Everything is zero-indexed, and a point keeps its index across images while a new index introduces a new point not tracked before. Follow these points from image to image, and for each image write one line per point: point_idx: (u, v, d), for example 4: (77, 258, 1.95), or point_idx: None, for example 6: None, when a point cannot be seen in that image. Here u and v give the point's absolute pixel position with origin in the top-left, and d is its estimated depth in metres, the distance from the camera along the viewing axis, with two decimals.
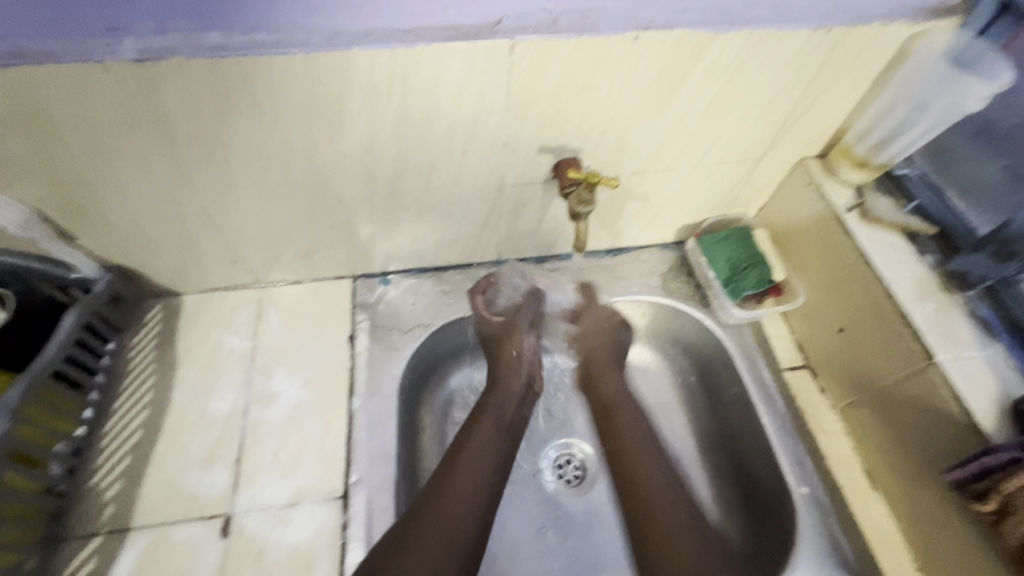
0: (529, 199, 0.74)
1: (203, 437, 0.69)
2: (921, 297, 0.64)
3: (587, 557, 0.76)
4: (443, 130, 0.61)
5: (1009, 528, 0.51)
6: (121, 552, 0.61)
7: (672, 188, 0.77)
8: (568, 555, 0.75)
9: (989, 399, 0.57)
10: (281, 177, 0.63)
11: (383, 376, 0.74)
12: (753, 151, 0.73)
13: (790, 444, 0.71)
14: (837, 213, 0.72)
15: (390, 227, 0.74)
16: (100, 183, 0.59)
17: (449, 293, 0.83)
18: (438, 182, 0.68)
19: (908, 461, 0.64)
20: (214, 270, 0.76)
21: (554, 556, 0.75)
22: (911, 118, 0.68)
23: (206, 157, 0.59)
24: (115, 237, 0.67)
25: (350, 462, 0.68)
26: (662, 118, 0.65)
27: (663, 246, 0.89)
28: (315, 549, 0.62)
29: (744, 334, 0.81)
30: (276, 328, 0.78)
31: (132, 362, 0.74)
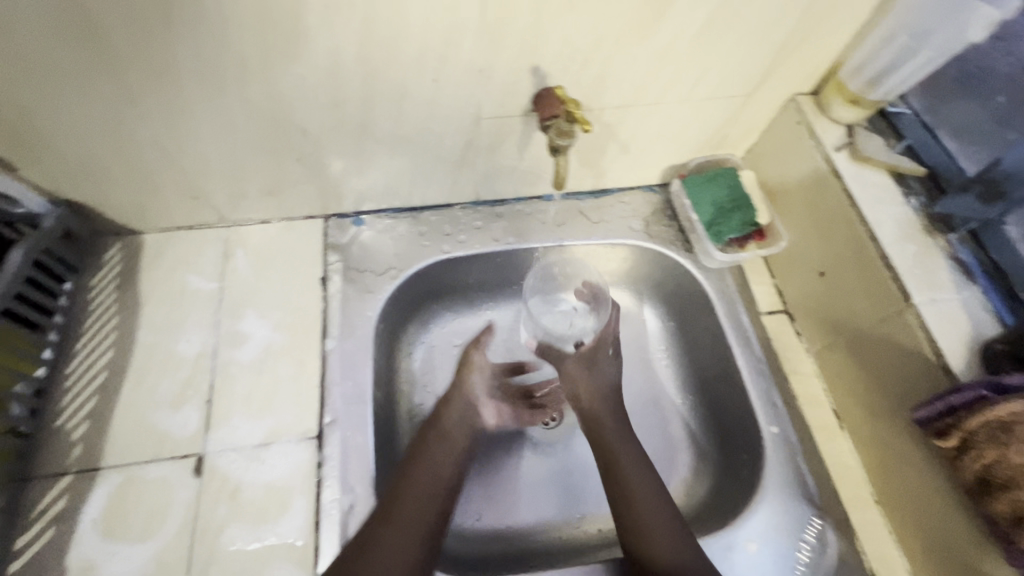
0: (508, 133, 0.70)
1: (172, 378, 0.67)
2: (903, 240, 0.63)
3: (563, 493, 0.77)
4: (413, 53, 0.56)
5: (967, 461, 0.53)
6: (92, 491, 0.61)
7: (659, 124, 0.74)
8: (546, 490, 0.77)
9: (961, 339, 0.57)
10: (239, 103, 0.58)
11: (357, 317, 0.73)
12: (745, 83, 0.70)
13: (762, 384, 0.73)
14: (827, 153, 0.70)
15: (361, 161, 0.70)
16: (33, 105, 0.54)
17: (425, 235, 0.80)
18: (409, 112, 0.64)
19: (876, 401, 0.66)
20: (176, 206, 0.72)
21: (531, 492, 0.77)
22: (910, 49, 0.63)
23: (153, 78, 0.54)
24: (61, 167, 0.62)
25: (324, 403, 0.67)
26: (649, 43, 0.60)
27: (648, 188, 0.86)
28: (291, 486, 0.62)
29: (725, 278, 0.80)
30: (244, 268, 0.75)
31: (92, 303, 0.71)
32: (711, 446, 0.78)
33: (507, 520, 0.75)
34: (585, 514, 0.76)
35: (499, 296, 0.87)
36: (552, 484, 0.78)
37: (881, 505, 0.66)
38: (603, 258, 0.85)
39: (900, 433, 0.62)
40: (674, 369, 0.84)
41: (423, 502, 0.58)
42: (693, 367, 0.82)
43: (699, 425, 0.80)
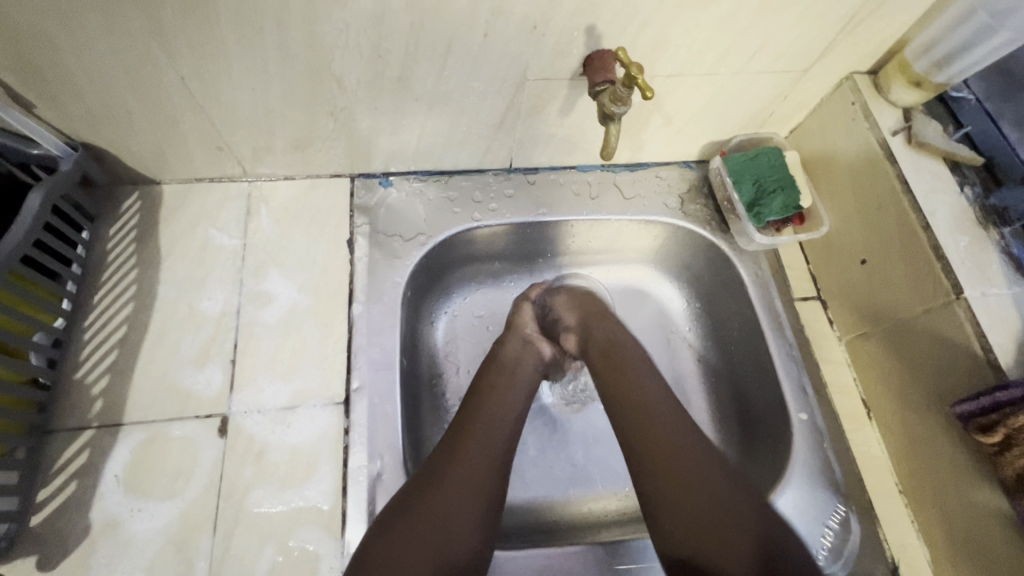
0: (552, 97, 0.66)
1: (194, 335, 0.65)
2: (957, 231, 0.62)
3: (572, 473, 0.77)
4: (466, 3, 0.52)
5: (1009, 458, 0.52)
6: (115, 447, 0.59)
7: (708, 96, 0.70)
8: (554, 469, 0.77)
9: (1011, 335, 0.56)
10: (275, 47, 0.54)
11: (385, 282, 0.71)
12: (804, 58, 0.66)
13: (793, 370, 0.72)
14: (882, 137, 0.67)
15: (396, 119, 0.67)
16: (56, 38, 0.50)
17: (454, 201, 0.77)
18: (453, 69, 0.60)
19: (911, 394, 0.65)
20: (198, 156, 0.68)
21: (540, 470, 0.76)
22: (990, 27, 0.58)
23: (186, 15, 0.50)
24: (81, 109, 0.59)
25: (351, 367, 0.65)
26: (713, 8, 0.57)
27: (685, 164, 0.84)
28: (317, 450, 0.61)
29: (761, 261, 0.78)
30: (267, 226, 0.72)
31: (110, 254, 0.68)
32: (734, 429, 0.78)
33: (527, 493, 0.75)
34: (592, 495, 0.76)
35: (524, 267, 0.85)
36: (561, 463, 0.77)
37: (905, 495, 0.66)
38: (634, 234, 0.83)
39: (935, 427, 0.62)
40: (700, 350, 0.83)
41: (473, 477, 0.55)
42: (720, 350, 0.81)
43: (722, 408, 0.79)
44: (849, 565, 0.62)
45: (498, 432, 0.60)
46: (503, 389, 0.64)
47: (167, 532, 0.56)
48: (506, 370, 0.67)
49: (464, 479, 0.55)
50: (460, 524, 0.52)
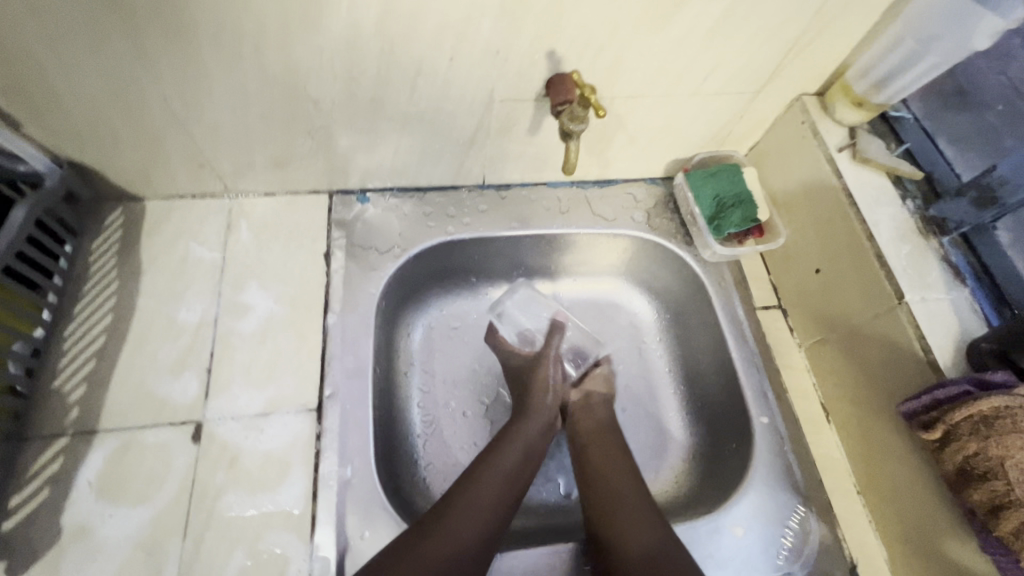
0: (519, 117, 0.70)
1: (172, 344, 0.67)
2: (899, 240, 0.65)
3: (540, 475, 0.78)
4: (432, 30, 0.56)
5: (949, 453, 0.55)
6: (89, 454, 0.60)
7: (667, 117, 0.75)
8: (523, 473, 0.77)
9: (949, 337, 0.59)
10: (254, 71, 0.58)
11: (360, 293, 0.73)
12: (754, 81, 0.71)
13: (755, 376, 0.74)
14: (829, 153, 0.71)
15: (371, 138, 0.70)
16: (45, 61, 0.53)
17: (430, 216, 0.80)
18: (423, 90, 0.64)
19: (865, 396, 0.67)
20: (181, 174, 0.71)
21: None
22: (918, 52, 0.64)
23: (168, 39, 0.53)
24: (67, 127, 0.61)
25: (325, 376, 0.67)
26: (663, 35, 0.61)
27: (651, 180, 0.88)
28: (290, 456, 0.62)
29: (723, 272, 0.81)
30: (247, 239, 0.75)
31: (92, 267, 0.70)
32: (702, 435, 0.80)
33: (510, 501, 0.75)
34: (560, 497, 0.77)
35: (500, 280, 0.88)
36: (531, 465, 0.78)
37: (864, 495, 0.68)
38: (604, 248, 0.86)
39: (887, 426, 0.65)
40: (669, 360, 0.86)
41: (476, 531, 0.58)
42: (688, 358, 0.84)
43: (690, 415, 0.82)
44: (809, 565, 0.64)
45: (508, 484, 0.63)
46: (514, 448, 0.67)
47: (138, 537, 0.57)
48: (520, 443, 0.68)
49: (476, 512, 0.59)
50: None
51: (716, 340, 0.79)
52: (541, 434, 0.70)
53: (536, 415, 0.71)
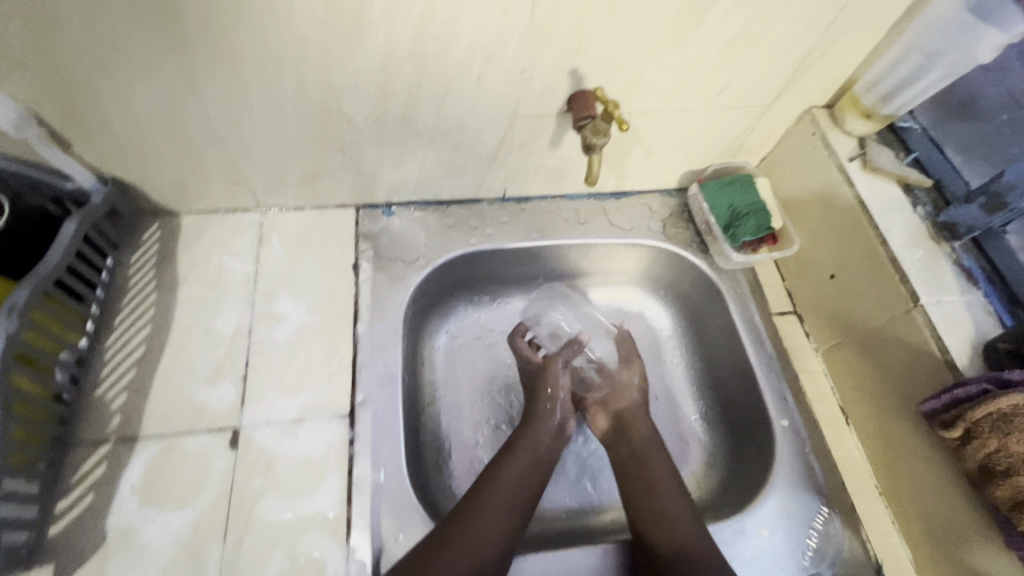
0: (541, 132, 0.73)
1: (209, 354, 0.69)
2: (912, 245, 0.68)
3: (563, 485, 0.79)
4: (462, 51, 0.60)
5: (971, 451, 0.56)
6: (131, 460, 0.62)
7: (682, 130, 0.78)
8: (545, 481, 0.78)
9: (965, 338, 0.61)
10: (294, 92, 0.61)
11: (388, 302, 0.75)
12: (766, 95, 0.74)
13: (774, 380, 0.76)
14: (840, 162, 0.74)
15: (399, 153, 0.73)
16: (100, 84, 0.56)
17: (453, 228, 0.83)
18: (451, 108, 0.67)
19: (885, 398, 0.69)
20: (217, 190, 0.74)
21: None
22: (923, 67, 0.67)
23: (217, 63, 0.56)
24: (114, 146, 0.64)
25: (355, 383, 0.69)
26: (680, 52, 0.64)
27: (666, 192, 0.90)
28: (324, 461, 0.64)
29: (739, 279, 0.83)
30: (278, 252, 0.77)
31: (131, 279, 0.73)
32: (723, 439, 0.81)
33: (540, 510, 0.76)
34: (580, 506, 0.78)
35: (519, 290, 0.90)
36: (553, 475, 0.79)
37: (886, 496, 0.69)
38: (621, 257, 0.88)
39: (907, 427, 0.66)
40: (686, 365, 0.87)
41: (495, 536, 0.60)
42: (706, 364, 0.86)
43: (710, 419, 0.83)
44: (835, 566, 0.65)
45: (523, 494, 0.65)
46: (528, 450, 0.69)
47: (180, 540, 0.59)
48: (530, 450, 0.69)
49: (494, 522, 0.61)
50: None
51: (735, 345, 0.80)
52: (550, 438, 0.71)
53: (542, 420, 0.72)
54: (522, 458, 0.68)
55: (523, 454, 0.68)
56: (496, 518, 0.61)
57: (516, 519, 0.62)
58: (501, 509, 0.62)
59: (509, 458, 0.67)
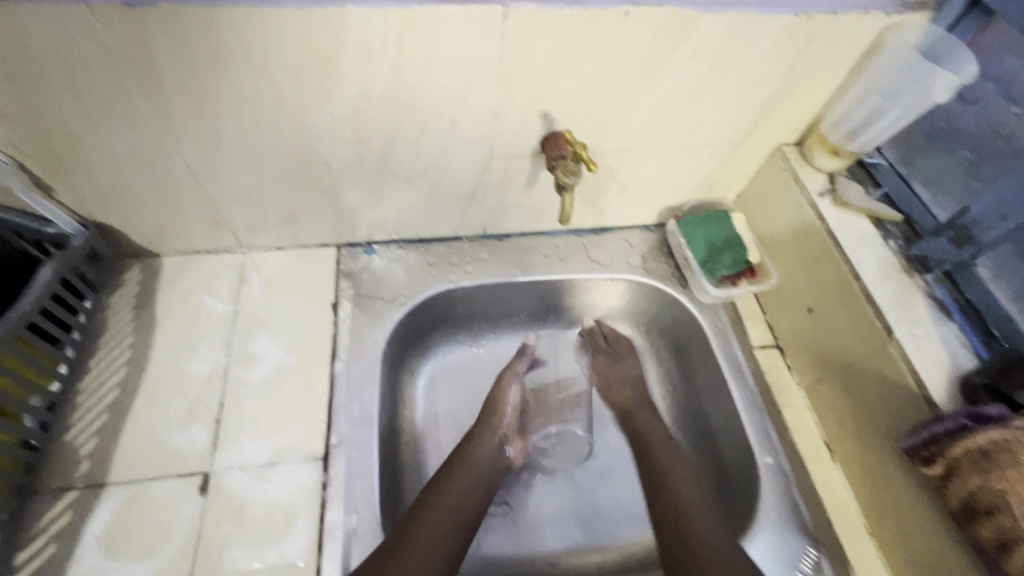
0: (517, 171, 0.75)
1: (183, 396, 0.69)
2: (884, 279, 0.68)
3: (534, 530, 0.77)
4: (434, 98, 0.62)
5: (953, 489, 0.55)
6: (96, 508, 0.61)
7: (656, 168, 0.79)
8: (517, 525, 0.77)
9: (941, 372, 0.61)
10: (272, 137, 0.63)
11: (366, 341, 0.75)
12: (735, 134, 0.76)
13: (757, 416, 0.75)
14: (811, 198, 0.75)
15: (378, 194, 0.75)
16: (78, 131, 0.58)
17: (433, 265, 0.84)
18: (426, 150, 0.69)
19: (867, 434, 0.68)
20: (198, 231, 0.75)
21: (500, 521, 0.77)
22: (881, 107, 0.69)
23: (196, 112, 0.58)
24: (96, 191, 0.66)
25: (331, 424, 0.68)
26: (648, 95, 0.66)
27: (645, 227, 0.92)
28: (295, 506, 0.63)
29: (719, 313, 0.84)
30: (258, 292, 0.78)
31: (109, 321, 0.73)
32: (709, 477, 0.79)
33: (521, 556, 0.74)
34: (564, 551, 0.76)
35: (502, 326, 0.90)
36: (522, 521, 0.77)
37: (875, 536, 0.67)
38: (602, 291, 0.89)
39: (890, 464, 0.65)
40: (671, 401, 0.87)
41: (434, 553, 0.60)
42: (691, 399, 0.85)
43: (696, 456, 0.82)
44: None
45: (461, 512, 0.65)
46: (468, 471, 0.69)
47: None
48: (474, 465, 0.71)
49: (435, 540, 0.61)
50: None
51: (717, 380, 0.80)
52: (488, 464, 0.72)
53: (483, 439, 0.73)
54: (463, 477, 0.69)
55: (460, 480, 0.68)
56: (440, 529, 0.62)
57: (457, 538, 0.63)
58: (438, 542, 0.61)
59: (451, 474, 0.68)
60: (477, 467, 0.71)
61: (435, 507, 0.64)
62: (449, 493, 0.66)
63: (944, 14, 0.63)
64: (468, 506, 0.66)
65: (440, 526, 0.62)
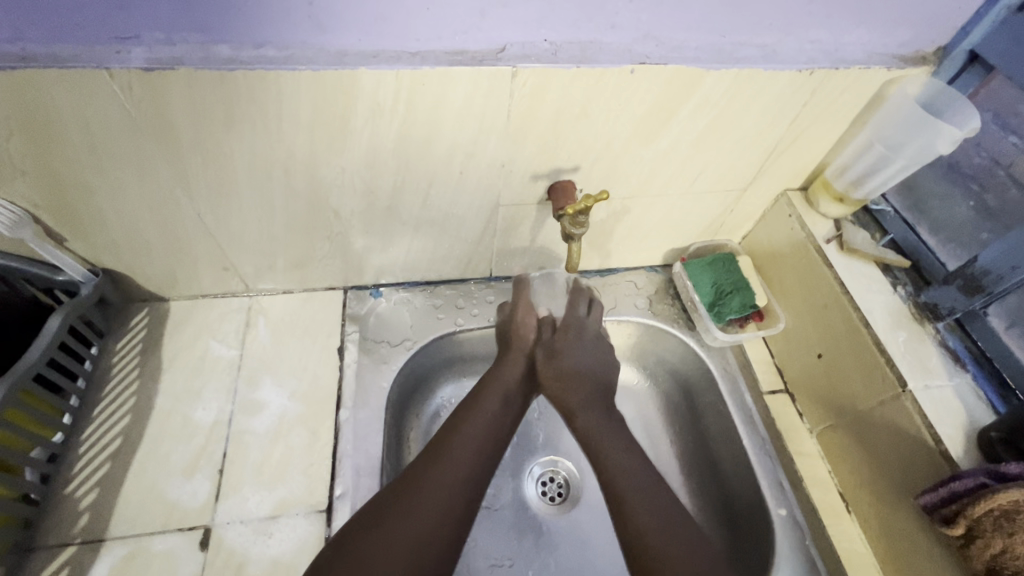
0: (523, 218, 0.75)
1: (186, 445, 0.68)
2: (894, 327, 0.68)
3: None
4: (443, 151, 0.63)
5: (976, 551, 0.53)
6: (94, 564, 0.60)
7: (662, 213, 0.80)
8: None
9: (957, 426, 0.60)
10: (282, 188, 0.64)
11: (371, 387, 0.74)
12: (740, 181, 0.76)
13: (769, 465, 0.74)
14: (816, 243, 0.75)
15: (386, 240, 0.75)
16: (94, 189, 0.59)
17: (440, 308, 0.84)
18: (435, 199, 0.70)
19: (883, 486, 0.66)
20: (206, 276, 0.76)
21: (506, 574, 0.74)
22: (886, 157, 0.70)
23: (208, 166, 0.59)
24: (106, 240, 0.66)
25: (335, 474, 0.67)
26: (654, 146, 0.67)
27: (651, 268, 0.92)
28: (297, 563, 0.61)
29: (727, 356, 0.83)
30: (264, 337, 0.77)
31: (115, 368, 0.73)
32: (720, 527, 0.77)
33: None
34: None
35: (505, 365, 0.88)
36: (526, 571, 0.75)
37: None
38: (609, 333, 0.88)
39: (907, 519, 0.63)
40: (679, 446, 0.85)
41: (464, 462, 0.61)
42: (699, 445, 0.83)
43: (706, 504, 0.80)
44: None
45: (488, 432, 0.65)
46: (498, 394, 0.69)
47: None
48: (501, 388, 0.70)
49: (467, 453, 0.62)
50: (461, 495, 0.58)
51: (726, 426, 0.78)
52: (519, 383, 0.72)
53: (512, 360, 0.74)
54: (488, 401, 0.68)
55: (492, 395, 0.69)
56: (472, 446, 0.63)
57: (487, 450, 0.64)
58: (472, 446, 0.63)
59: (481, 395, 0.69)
60: (502, 388, 0.70)
61: (468, 427, 0.64)
62: (479, 412, 0.66)
63: (945, 67, 0.64)
64: (493, 429, 0.66)
65: (470, 445, 0.63)
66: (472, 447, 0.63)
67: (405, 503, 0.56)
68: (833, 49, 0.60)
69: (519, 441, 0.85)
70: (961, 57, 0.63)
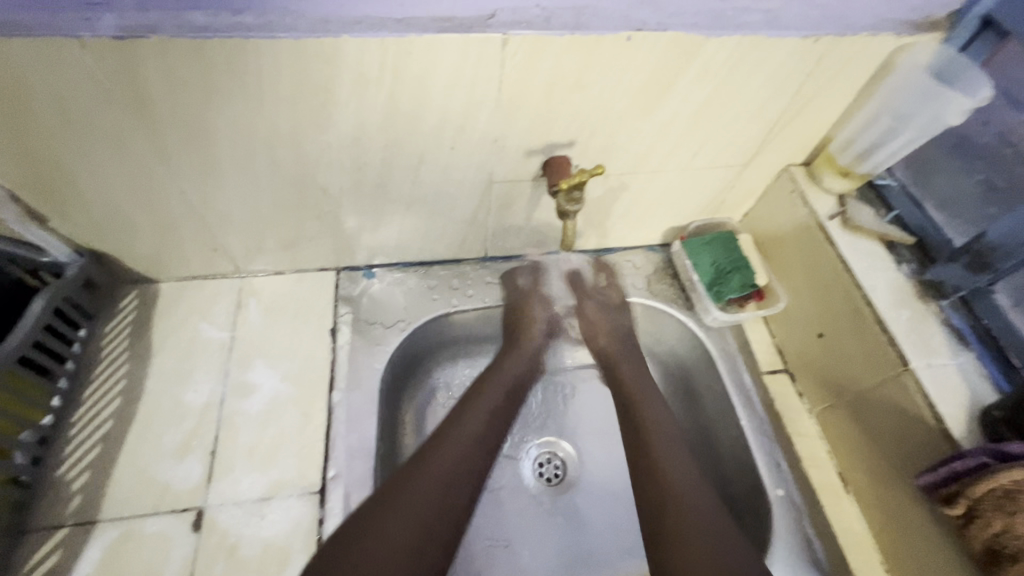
0: (518, 195, 0.73)
1: (177, 428, 0.67)
2: (898, 305, 0.66)
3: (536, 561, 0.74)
4: (432, 124, 0.60)
5: (975, 531, 0.53)
6: (87, 546, 0.60)
7: (660, 189, 0.78)
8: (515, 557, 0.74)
9: (959, 405, 0.59)
10: (267, 165, 0.62)
11: (364, 368, 0.73)
12: (742, 155, 0.74)
13: (767, 445, 0.73)
14: (819, 220, 0.73)
15: (377, 218, 0.73)
16: (73, 166, 0.57)
17: (434, 289, 0.82)
18: (425, 175, 0.67)
19: (883, 466, 0.65)
20: (194, 257, 0.74)
21: (502, 554, 0.74)
22: (893, 129, 0.68)
23: (190, 142, 0.57)
24: (90, 220, 0.65)
25: (328, 456, 0.67)
26: (652, 120, 0.65)
27: (650, 247, 0.90)
28: (290, 544, 0.61)
29: (726, 335, 0.81)
30: (255, 319, 0.76)
31: (104, 350, 0.72)
32: None
33: None
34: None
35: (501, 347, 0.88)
36: (522, 552, 0.75)
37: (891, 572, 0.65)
38: None
39: (907, 499, 0.62)
40: None
41: (462, 453, 0.61)
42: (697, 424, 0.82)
43: None
44: None
45: (485, 422, 0.66)
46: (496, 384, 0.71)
47: None
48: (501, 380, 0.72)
49: (464, 443, 0.62)
50: (460, 483, 0.58)
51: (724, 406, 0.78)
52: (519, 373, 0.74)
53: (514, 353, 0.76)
54: (489, 394, 0.70)
55: (492, 388, 0.70)
56: (469, 436, 0.63)
57: (486, 443, 0.64)
58: (470, 435, 0.63)
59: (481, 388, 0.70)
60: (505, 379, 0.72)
61: (466, 418, 0.65)
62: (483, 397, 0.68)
63: (957, 34, 0.61)
64: (493, 413, 0.67)
65: (468, 434, 0.63)
66: (469, 436, 0.63)
67: (402, 495, 0.55)
68: (840, 14, 0.58)
69: (516, 423, 0.84)
70: (973, 25, 0.60)
